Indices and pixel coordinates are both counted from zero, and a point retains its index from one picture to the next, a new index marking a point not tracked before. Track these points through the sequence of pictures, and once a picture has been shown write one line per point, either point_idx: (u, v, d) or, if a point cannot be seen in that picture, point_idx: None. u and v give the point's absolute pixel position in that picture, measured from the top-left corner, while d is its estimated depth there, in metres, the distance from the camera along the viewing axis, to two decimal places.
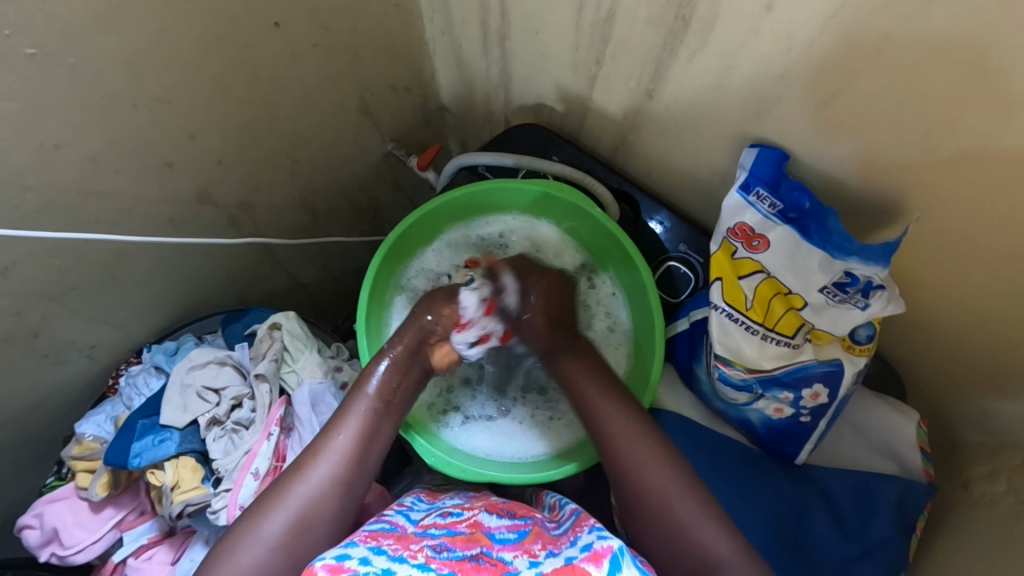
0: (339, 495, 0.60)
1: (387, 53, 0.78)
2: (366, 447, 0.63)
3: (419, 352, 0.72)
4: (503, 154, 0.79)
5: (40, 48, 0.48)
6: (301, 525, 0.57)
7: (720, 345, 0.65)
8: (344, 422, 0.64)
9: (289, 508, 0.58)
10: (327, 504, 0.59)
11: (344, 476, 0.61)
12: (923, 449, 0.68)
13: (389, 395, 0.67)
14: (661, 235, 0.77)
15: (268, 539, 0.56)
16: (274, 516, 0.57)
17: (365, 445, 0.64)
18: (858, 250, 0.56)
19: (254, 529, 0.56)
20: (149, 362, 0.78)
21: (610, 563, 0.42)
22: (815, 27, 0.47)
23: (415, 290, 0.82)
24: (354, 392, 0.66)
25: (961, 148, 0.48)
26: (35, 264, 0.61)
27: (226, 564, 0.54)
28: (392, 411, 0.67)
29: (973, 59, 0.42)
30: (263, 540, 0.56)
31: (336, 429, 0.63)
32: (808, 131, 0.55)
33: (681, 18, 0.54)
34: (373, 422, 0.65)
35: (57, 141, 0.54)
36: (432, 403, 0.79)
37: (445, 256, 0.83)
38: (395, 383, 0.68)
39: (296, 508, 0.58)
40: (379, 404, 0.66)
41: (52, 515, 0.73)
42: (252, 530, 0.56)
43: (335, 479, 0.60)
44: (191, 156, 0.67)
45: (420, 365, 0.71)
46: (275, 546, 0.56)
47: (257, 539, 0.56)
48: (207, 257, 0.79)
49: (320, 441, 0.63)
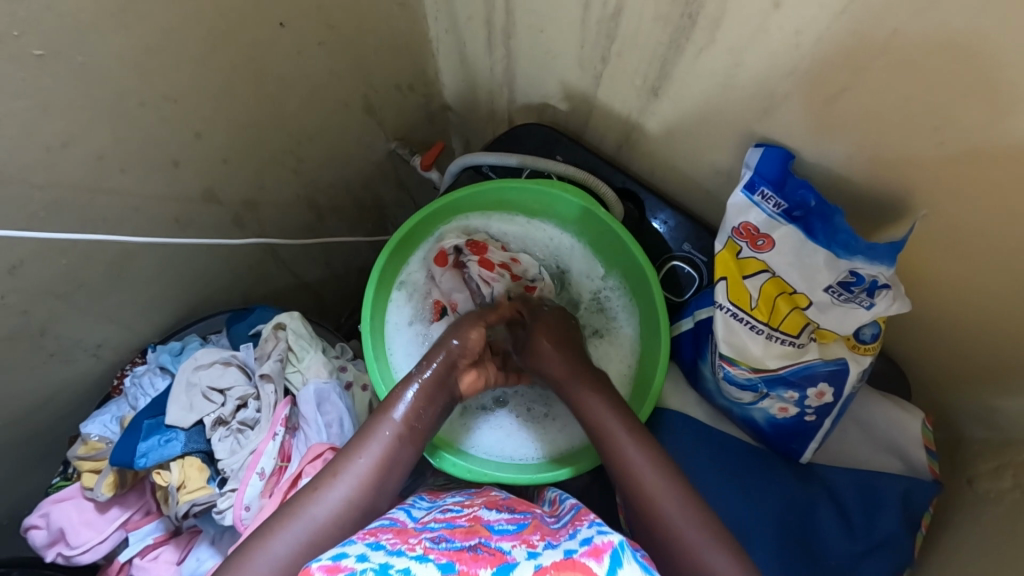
0: (353, 520, 0.59)
1: (392, 51, 0.78)
2: (386, 474, 0.63)
3: (449, 378, 0.71)
4: (507, 154, 0.79)
5: (48, 46, 0.48)
6: (312, 546, 0.56)
7: (725, 343, 0.65)
8: (367, 447, 0.63)
9: (302, 528, 0.57)
10: (339, 528, 0.58)
11: (359, 500, 0.60)
12: (928, 447, 0.68)
13: (417, 420, 0.67)
14: (664, 233, 0.78)
15: (278, 557, 0.55)
16: (284, 535, 0.56)
17: (385, 472, 0.63)
18: (864, 249, 0.56)
19: (263, 547, 0.55)
20: (153, 362, 0.78)
21: (610, 559, 0.42)
22: (824, 24, 0.47)
23: (413, 285, 0.82)
24: (379, 416, 0.66)
25: (968, 145, 0.48)
26: (44, 263, 0.61)
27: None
28: (416, 438, 0.67)
29: (983, 54, 0.42)
30: (273, 557, 0.55)
31: (356, 453, 0.63)
32: (816, 128, 0.55)
33: (688, 15, 0.54)
34: (395, 449, 0.64)
35: (65, 140, 0.54)
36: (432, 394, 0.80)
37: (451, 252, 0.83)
38: (420, 410, 0.68)
39: (309, 530, 0.57)
40: (403, 430, 0.65)
41: (59, 514, 0.73)
42: (261, 546, 0.55)
43: (349, 503, 0.60)
44: (198, 156, 0.67)
45: (449, 390, 0.71)
46: (284, 565, 0.54)
47: (265, 557, 0.54)
48: (212, 256, 0.79)
49: (339, 463, 0.62)
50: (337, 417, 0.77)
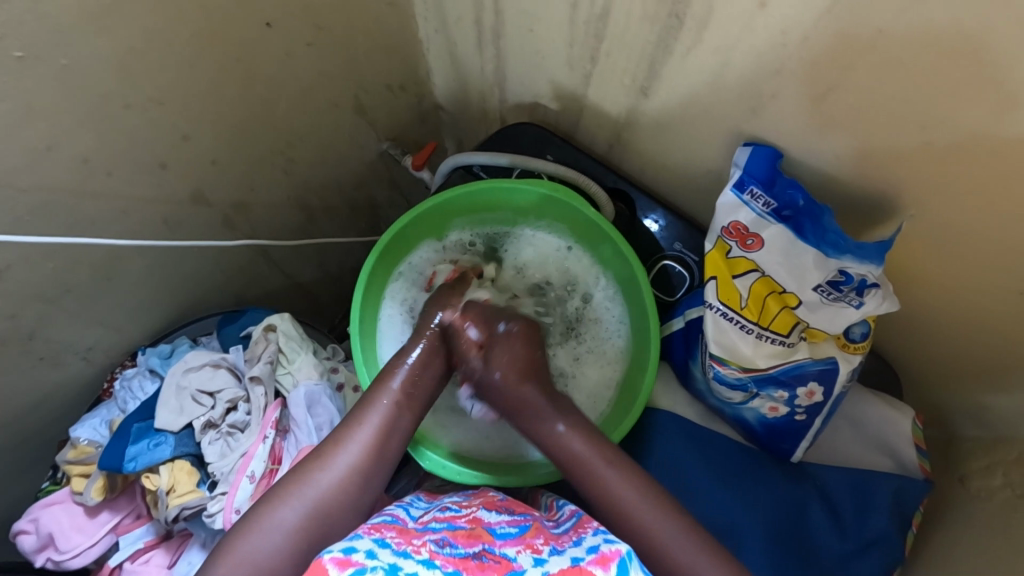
0: (358, 485, 0.60)
1: (382, 51, 0.78)
2: (388, 440, 0.63)
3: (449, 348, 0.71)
4: (498, 154, 0.79)
5: (29, 49, 0.47)
6: (317, 513, 0.57)
7: (715, 343, 0.65)
8: (368, 414, 0.64)
9: (308, 497, 0.58)
10: (344, 495, 0.59)
11: (364, 467, 0.61)
12: (919, 445, 0.69)
13: (412, 386, 0.67)
14: (657, 233, 0.77)
15: (284, 524, 0.56)
16: (292, 503, 0.57)
17: (387, 439, 0.63)
18: (852, 249, 0.56)
19: (270, 515, 0.56)
20: (143, 364, 0.78)
21: (617, 567, 0.43)
22: (810, 25, 0.47)
23: (411, 276, 0.83)
24: (377, 386, 0.66)
25: (956, 143, 0.48)
26: (30, 267, 0.61)
27: (240, 547, 0.54)
28: (416, 407, 0.67)
29: (969, 53, 0.41)
30: (279, 526, 0.56)
31: (358, 420, 0.63)
32: (805, 127, 0.55)
33: (676, 14, 0.53)
34: (397, 416, 0.65)
35: (49, 143, 0.53)
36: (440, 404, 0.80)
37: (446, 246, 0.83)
38: (418, 376, 0.68)
39: (314, 497, 0.58)
40: (401, 397, 0.66)
41: (48, 519, 0.73)
42: (269, 514, 0.56)
43: (354, 470, 0.60)
44: (187, 157, 0.66)
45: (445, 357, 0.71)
46: (292, 530, 0.56)
47: (272, 526, 0.55)
48: (202, 258, 0.79)
49: (341, 432, 0.63)
50: (327, 419, 0.77)
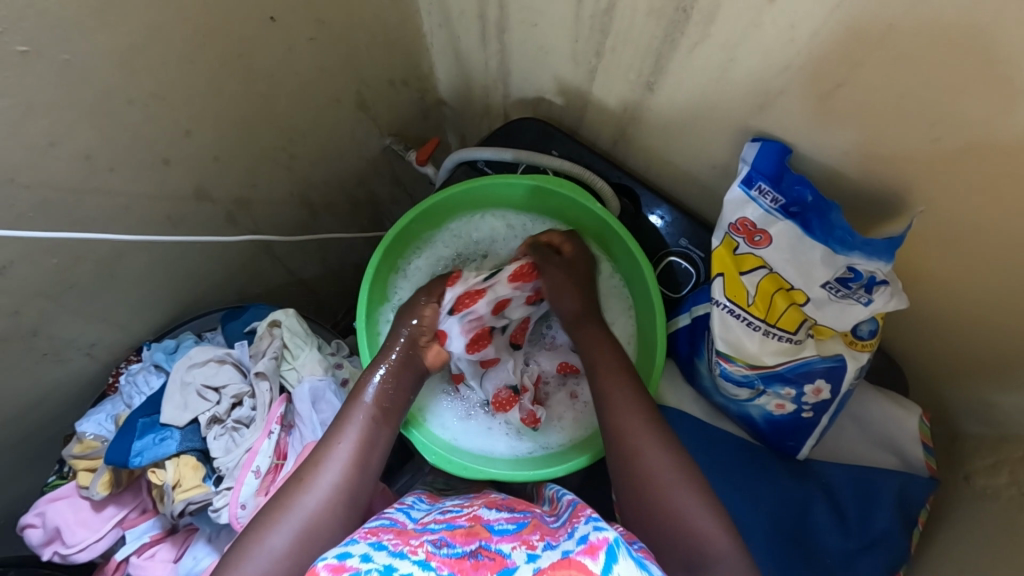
0: (345, 505, 0.61)
1: (385, 45, 0.78)
2: (370, 452, 0.65)
3: (413, 355, 0.73)
4: (503, 149, 0.78)
5: (32, 44, 0.47)
6: (306, 533, 0.57)
7: (721, 340, 0.64)
8: (348, 432, 0.65)
9: (294, 520, 0.58)
10: (332, 514, 0.60)
11: (347, 484, 0.62)
12: (926, 443, 0.68)
13: (387, 400, 0.69)
14: (661, 228, 0.77)
15: (274, 550, 0.55)
16: (279, 529, 0.57)
17: (366, 453, 0.64)
18: (860, 244, 0.55)
19: (258, 542, 0.56)
20: (148, 360, 0.78)
21: (605, 555, 0.42)
22: (819, 19, 0.46)
23: (416, 271, 0.83)
24: (350, 402, 0.67)
25: (965, 140, 0.47)
26: (33, 262, 0.60)
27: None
28: (392, 419, 0.68)
29: (979, 50, 0.41)
30: (268, 552, 0.55)
31: (336, 439, 0.64)
32: (810, 125, 0.55)
33: (682, 9, 0.53)
34: (372, 430, 0.66)
35: (51, 138, 0.53)
36: (438, 414, 0.79)
37: (449, 240, 0.83)
38: (390, 390, 0.69)
39: (303, 519, 0.58)
40: (377, 411, 0.67)
41: (54, 514, 0.73)
42: (259, 540, 0.56)
43: (337, 488, 0.61)
44: (189, 154, 0.66)
45: (415, 368, 0.73)
46: (280, 556, 0.55)
47: (262, 552, 0.55)
48: (205, 255, 0.79)
49: (320, 452, 0.63)
50: (331, 413, 0.77)
